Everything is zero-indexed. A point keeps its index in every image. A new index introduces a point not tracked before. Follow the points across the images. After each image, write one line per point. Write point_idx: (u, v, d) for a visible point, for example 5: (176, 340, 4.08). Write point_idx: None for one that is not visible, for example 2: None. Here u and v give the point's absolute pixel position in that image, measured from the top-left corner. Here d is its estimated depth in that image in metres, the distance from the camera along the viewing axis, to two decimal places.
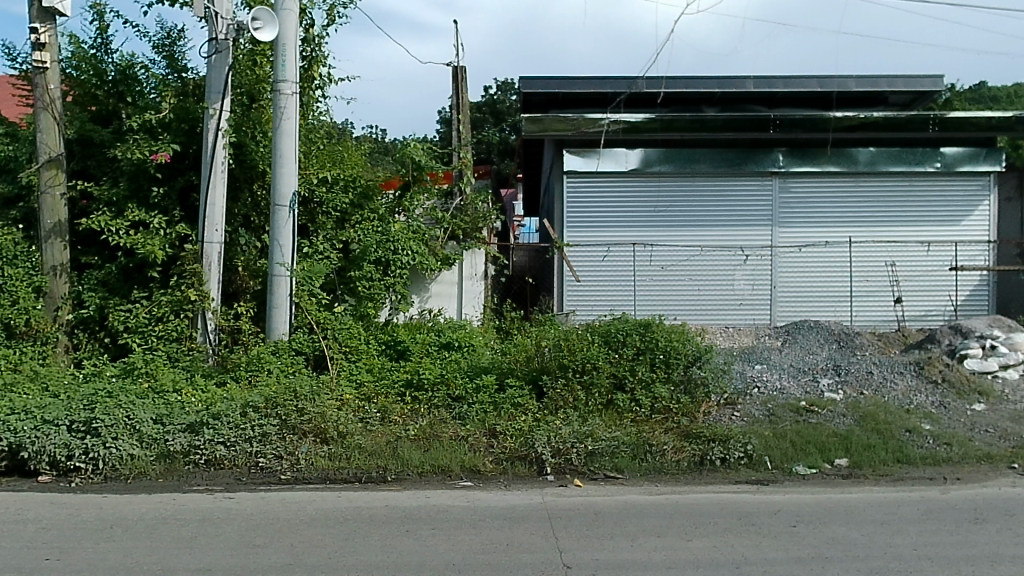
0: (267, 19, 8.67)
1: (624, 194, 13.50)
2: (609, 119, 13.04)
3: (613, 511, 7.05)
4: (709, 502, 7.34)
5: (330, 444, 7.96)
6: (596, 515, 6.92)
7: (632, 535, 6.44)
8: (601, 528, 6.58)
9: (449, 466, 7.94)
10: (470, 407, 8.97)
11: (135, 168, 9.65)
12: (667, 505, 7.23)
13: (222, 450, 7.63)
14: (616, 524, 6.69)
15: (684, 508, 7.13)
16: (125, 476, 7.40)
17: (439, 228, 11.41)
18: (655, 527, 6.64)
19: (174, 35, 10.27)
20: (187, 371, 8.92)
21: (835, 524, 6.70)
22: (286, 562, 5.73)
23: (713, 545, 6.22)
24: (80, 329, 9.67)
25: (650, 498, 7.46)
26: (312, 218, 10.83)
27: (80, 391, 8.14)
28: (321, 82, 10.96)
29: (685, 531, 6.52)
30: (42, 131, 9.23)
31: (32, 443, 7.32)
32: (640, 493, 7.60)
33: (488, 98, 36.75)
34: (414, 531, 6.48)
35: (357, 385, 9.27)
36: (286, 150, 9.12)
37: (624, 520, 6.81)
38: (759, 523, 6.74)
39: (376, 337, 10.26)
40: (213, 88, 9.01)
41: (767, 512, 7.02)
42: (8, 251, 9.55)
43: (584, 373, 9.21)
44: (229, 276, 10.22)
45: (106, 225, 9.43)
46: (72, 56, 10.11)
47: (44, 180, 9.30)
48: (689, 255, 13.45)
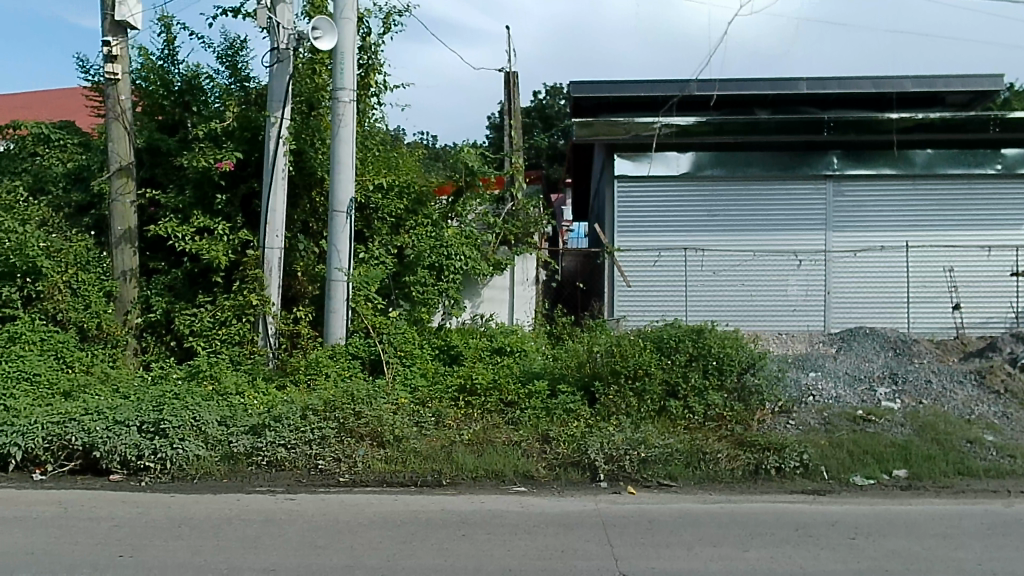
0: (326, 29, 8.82)
1: (676, 199, 13.38)
2: (661, 123, 12.95)
3: (669, 519, 6.98)
4: (765, 511, 7.22)
5: (386, 448, 8.04)
6: (651, 523, 6.86)
7: (687, 543, 6.37)
8: (656, 536, 6.52)
9: (504, 471, 7.96)
10: (523, 412, 9.02)
11: (200, 177, 9.89)
12: (723, 514, 7.13)
13: (283, 451, 7.79)
14: (672, 532, 6.63)
15: (741, 519, 7.01)
16: (192, 476, 7.56)
17: (491, 233, 11.40)
18: (710, 536, 6.55)
19: (238, 46, 10.48)
20: (249, 374, 9.11)
21: (895, 536, 6.53)
22: (347, 563, 5.81)
23: (770, 555, 6.13)
24: (148, 333, 9.93)
25: (704, 506, 7.37)
26: (368, 224, 10.92)
27: (149, 393, 8.38)
28: (376, 90, 11.06)
29: (742, 542, 6.42)
30: (113, 141, 9.49)
31: (105, 443, 7.52)
32: (696, 501, 7.51)
33: (538, 103, 36.86)
34: (469, 535, 6.52)
35: (412, 390, 9.30)
36: (344, 157, 9.26)
37: (679, 529, 6.74)
38: (817, 534, 6.61)
39: (430, 342, 10.25)
40: (274, 97, 9.16)
41: (825, 523, 6.89)
42: (81, 257, 9.76)
43: (636, 380, 9.15)
44: (288, 281, 10.34)
45: (174, 231, 9.66)
46: (141, 67, 10.39)
47: (115, 188, 9.57)
48: (741, 260, 13.27)
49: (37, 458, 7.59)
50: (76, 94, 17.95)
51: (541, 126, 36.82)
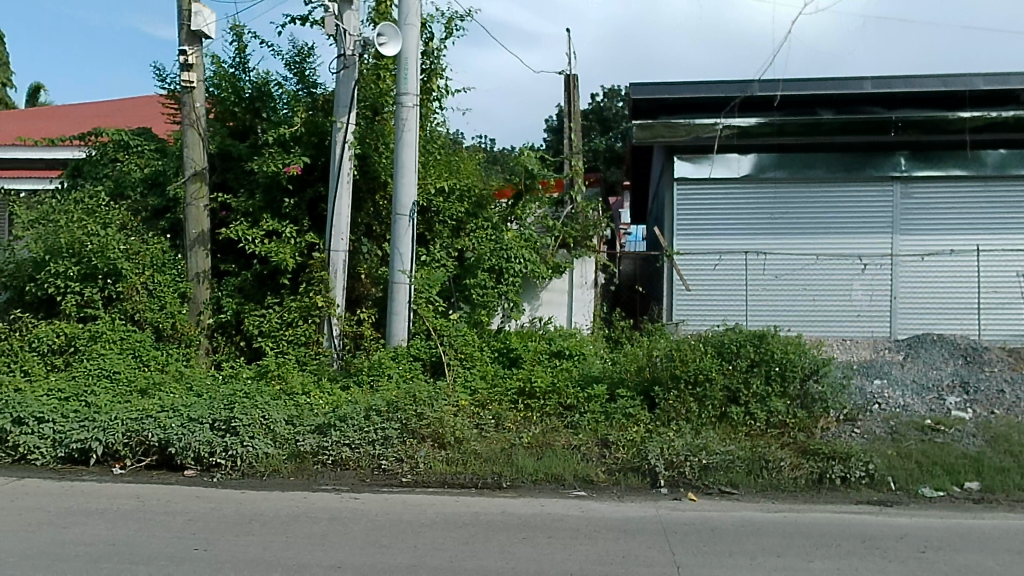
0: (392, 35, 8.96)
1: (737, 201, 13.15)
2: (723, 124, 12.87)
3: (730, 528, 6.86)
4: (830, 522, 7.04)
5: (447, 449, 8.10)
6: (713, 531, 6.75)
7: (749, 552, 6.26)
8: (719, 545, 6.42)
9: (563, 475, 7.95)
10: (582, 416, 8.99)
11: (268, 181, 10.12)
12: (787, 524, 6.97)
13: (347, 451, 7.93)
14: (734, 541, 6.52)
15: (806, 528, 6.85)
16: (261, 473, 7.75)
17: (551, 236, 11.30)
18: (774, 546, 6.41)
19: (305, 53, 10.71)
20: (315, 375, 9.29)
21: (967, 551, 6.29)
22: (411, 562, 5.87)
23: (835, 566, 5.96)
24: (219, 333, 10.18)
25: (766, 515, 7.22)
26: (429, 227, 10.99)
27: (221, 391, 8.63)
28: (438, 94, 11.16)
29: (806, 552, 6.26)
30: (188, 147, 9.79)
31: (180, 439, 7.77)
32: (758, 510, 7.37)
33: (595, 105, 36.77)
34: (530, 538, 6.52)
35: (472, 392, 9.34)
36: (406, 160, 9.38)
37: (742, 537, 6.62)
38: (884, 546, 6.40)
39: (488, 345, 10.28)
40: (340, 102, 9.35)
41: (893, 536, 6.66)
42: (158, 259, 10.09)
43: (697, 385, 9.01)
44: (352, 283, 10.51)
45: (244, 233, 9.92)
46: (215, 75, 10.69)
47: (190, 193, 9.85)
48: (803, 263, 12.95)
49: (117, 453, 7.88)
50: (152, 102, 18.63)
51: (599, 128, 36.74)
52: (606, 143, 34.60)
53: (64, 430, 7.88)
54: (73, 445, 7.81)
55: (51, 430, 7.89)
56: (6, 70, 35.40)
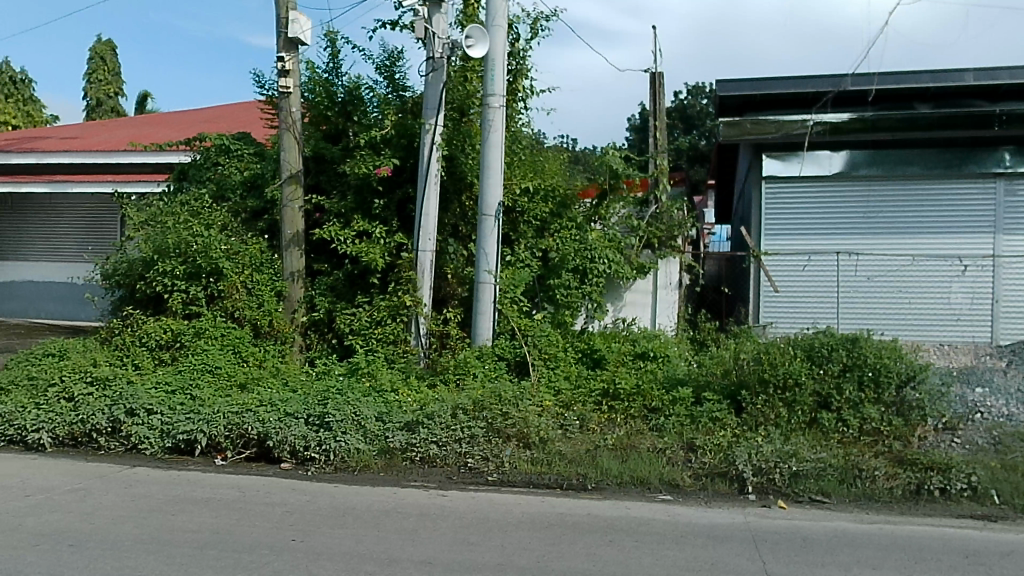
0: (479, 37, 9.04)
1: (828, 200, 12.69)
2: (814, 119, 12.43)
3: (823, 538, 6.61)
4: (930, 536, 6.69)
5: (532, 449, 8.12)
6: (805, 541, 6.52)
7: (844, 563, 6.03)
8: (811, 555, 6.20)
9: (648, 478, 7.85)
10: (668, 419, 8.85)
11: (359, 183, 10.40)
12: (883, 536, 6.67)
13: (435, 449, 8.03)
14: (828, 551, 6.29)
15: (903, 541, 6.55)
16: (353, 468, 7.92)
17: (635, 236, 11.26)
18: (870, 558, 6.14)
19: (395, 56, 10.88)
20: (403, 372, 9.46)
21: None
22: (498, 561, 5.89)
23: None
24: (312, 331, 10.51)
25: (861, 526, 6.93)
26: (514, 227, 10.97)
27: (314, 388, 8.89)
28: (524, 95, 11.19)
29: (904, 566, 5.99)
30: (285, 150, 10.10)
31: (277, 433, 8.04)
32: (852, 520, 7.08)
33: (678, 103, 36.27)
34: (616, 541, 6.45)
35: (556, 393, 9.32)
36: (493, 161, 9.45)
37: (836, 548, 6.37)
38: (990, 563, 6.05)
39: (573, 345, 10.26)
40: (428, 104, 9.48)
41: (999, 553, 6.29)
42: (256, 259, 10.49)
43: (786, 390, 8.72)
44: (438, 283, 10.64)
45: (336, 234, 10.20)
46: (309, 81, 11.00)
47: (286, 195, 10.16)
48: (899, 264, 12.38)
49: (219, 445, 8.21)
50: (251, 108, 19.38)
51: (682, 127, 36.24)
52: (689, 142, 33.97)
53: (171, 422, 8.26)
54: (180, 436, 8.17)
55: (159, 421, 8.28)
56: (117, 79, 37.37)
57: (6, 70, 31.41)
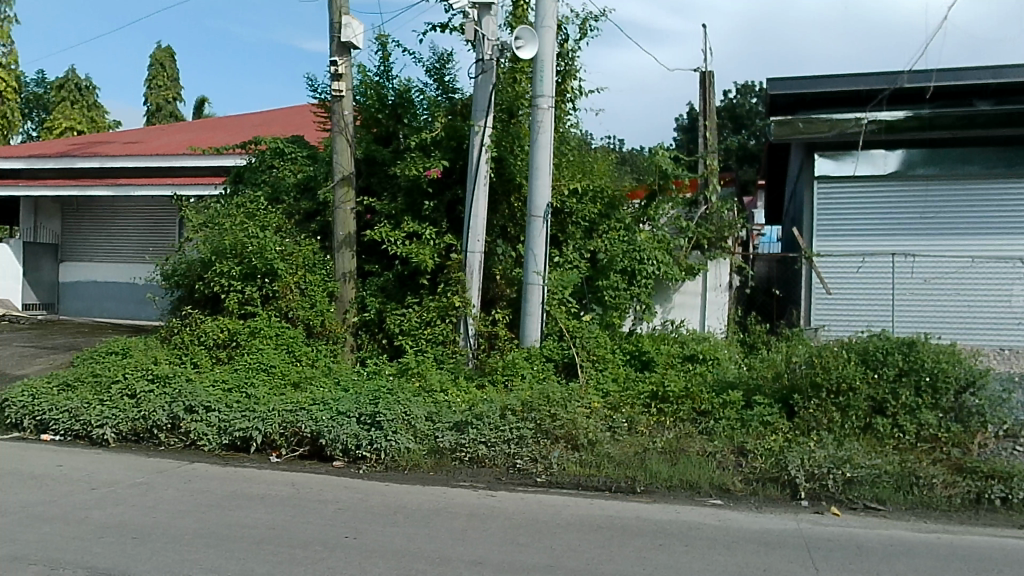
0: (528, 37, 9.12)
1: (884, 200, 12.37)
2: (869, 118, 12.07)
3: (879, 546, 6.45)
4: (992, 546, 6.47)
5: (581, 451, 8.10)
6: (860, 549, 6.37)
7: (901, 572, 5.88)
8: (866, 563, 6.05)
9: (698, 482, 7.75)
10: (717, 422, 8.72)
11: (410, 185, 10.48)
12: (942, 546, 6.48)
13: (483, 449, 8.06)
14: (885, 560, 6.13)
15: (963, 551, 6.34)
16: (403, 467, 8.00)
17: (684, 237, 11.13)
18: (928, 568, 5.97)
19: (445, 59, 10.95)
20: (452, 373, 9.53)
21: None
22: (548, 563, 5.88)
23: None
24: (363, 331, 10.63)
25: (918, 535, 6.73)
26: (562, 228, 10.97)
27: (365, 387, 9.00)
28: (572, 95, 11.16)
29: None
30: (337, 153, 10.24)
31: (329, 432, 8.16)
32: (909, 529, 6.89)
33: (727, 102, 35.87)
34: (666, 545, 6.39)
35: (604, 395, 9.28)
36: (541, 162, 9.44)
37: (893, 557, 6.21)
38: None
39: (621, 347, 10.21)
40: (478, 106, 9.52)
41: None
42: (309, 260, 10.68)
43: (839, 395, 8.51)
44: (487, 284, 10.69)
45: (387, 235, 10.32)
46: (361, 84, 11.16)
47: (338, 197, 10.31)
48: (957, 267, 12.02)
49: (274, 443, 8.37)
50: (305, 111, 19.74)
51: (731, 127, 35.86)
52: (737, 142, 33.51)
53: (228, 419, 8.45)
54: (236, 433, 8.35)
55: (217, 419, 8.47)
56: (176, 85, 38.45)
57: (72, 77, 32.56)
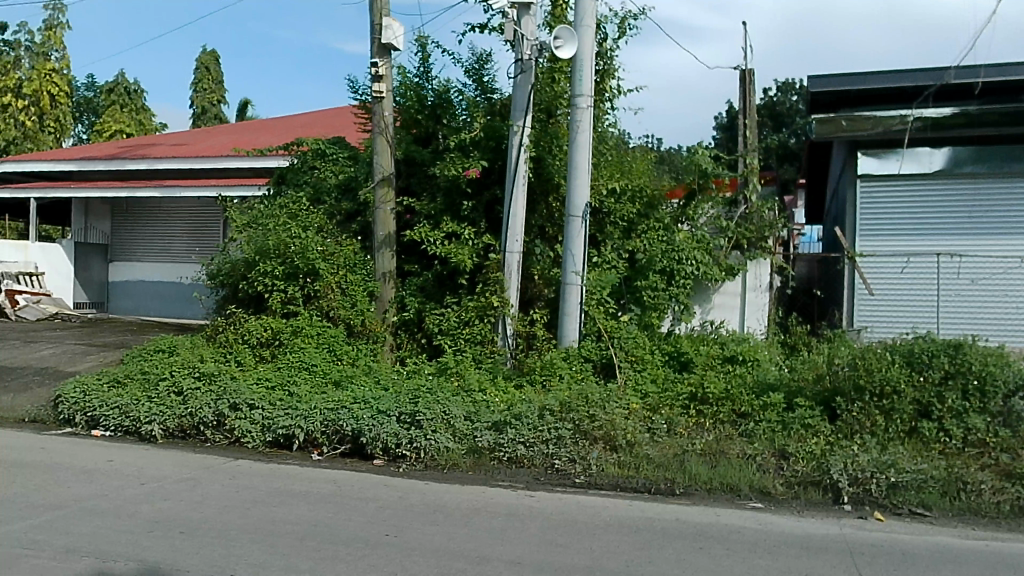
0: (567, 37, 9.06)
1: (930, 199, 12.10)
2: (915, 114, 11.75)
3: (925, 552, 6.31)
4: None
5: (619, 452, 8.06)
6: (906, 555, 6.23)
7: None
8: (912, 569, 5.93)
9: (739, 485, 7.66)
10: (757, 425, 8.60)
11: (449, 185, 10.55)
12: (991, 553, 6.31)
13: (522, 449, 8.08)
14: (931, 566, 6.00)
15: (1014, 559, 6.17)
16: (442, 466, 8.05)
17: (723, 237, 11.03)
18: None
19: (485, 59, 10.98)
20: (490, 373, 9.56)
21: None
22: (587, 564, 5.86)
23: None
24: (402, 330, 10.72)
25: (966, 542, 6.56)
26: (600, 228, 10.92)
27: (405, 386, 9.08)
28: (611, 95, 11.11)
29: None
30: (378, 154, 10.33)
31: (370, 430, 8.25)
32: (956, 536, 6.72)
33: (768, 100, 35.48)
34: (706, 548, 6.32)
35: (643, 396, 9.22)
36: (579, 161, 9.42)
37: (941, 564, 6.06)
38: None
39: (659, 348, 10.14)
40: (517, 106, 9.52)
41: None
42: (350, 259, 10.79)
43: (883, 398, 8.34)
44: (525, 284, 10.70)
45: (426, 235, 10.39)
46: (400, 85, 11.23)
47: (378, 198, 10.41)
48: (1007, 267, 11.70)
49: (316, 440, 8.48)
50: (345, 112, 20.04)
51: (771, 125, 35.50)
52: (777, 140, 33.07)
53: (271, 417, 8.59)
54: (279, 431, 8.49)
55: (260, 416, 8.62)
56: (220, 88, 39.19)
57: (121, 81, 33.42)
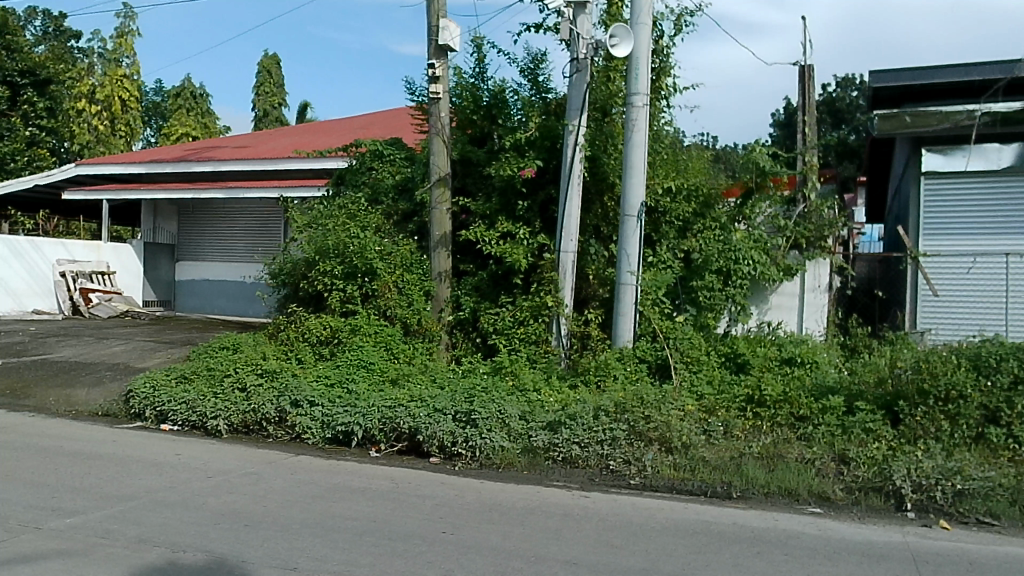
0: (623, 35, 9.00)
1: (998, 197, 11.64)
2: (982, 110, 11.51)
3: (994, 562, 6.10)
4: None
5: (674, 454, 7.99)
6: (974, 565, 6.03)
7: None
8: None
9: (797, 490, 7.51)
10: (817, 428, 8.41)
11: (504, 185, 10.59)
12: None
13: (577, 449, 8.07)
14: None
15: None
16: (497, 465, 8.11)
17: (781, 236, 10.81)
18: None
19: (540, 59, 10.98)
20: (544, 372, 9.58)
21: None
22: (644, 566, 5.82)
23: None
24: (457, 330, 10.81)
25: None
26: (656, 228, 10.83)
27: (460, 385, 9.14)
28: (667, 92, 10.99)
29: None
30: (434, 154, 10.43)
31: (426, 428, 8.35)
32: None
33: (827, 96, 34.84)
34: (765, 553, 6.21)
35: (699, 398, 9.10)
36: (635, 161, 9.36)
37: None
38: None
39: (715, 349, 9.98)
40: (572, 105, 9.49)
41: None
42: (406, 259, 10.92)
43: (948, 403, 8.09)
44: (581, 284, 10.67)
45: (482, 235, 10.47)
46: (456, 86, 11.32)
47: (435, 198, 10.50)
48: None
49: (373, 438, 8.62)
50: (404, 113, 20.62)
51: (830, 121, 34.82)
52: (837, 136, 32.26)
53: (331, 414, 8.75)
54: (339, 428, 8.65)
55: (320, 413, 8.80)
56: (281, 91, 40.04)
57: (188, 86, 34.47)
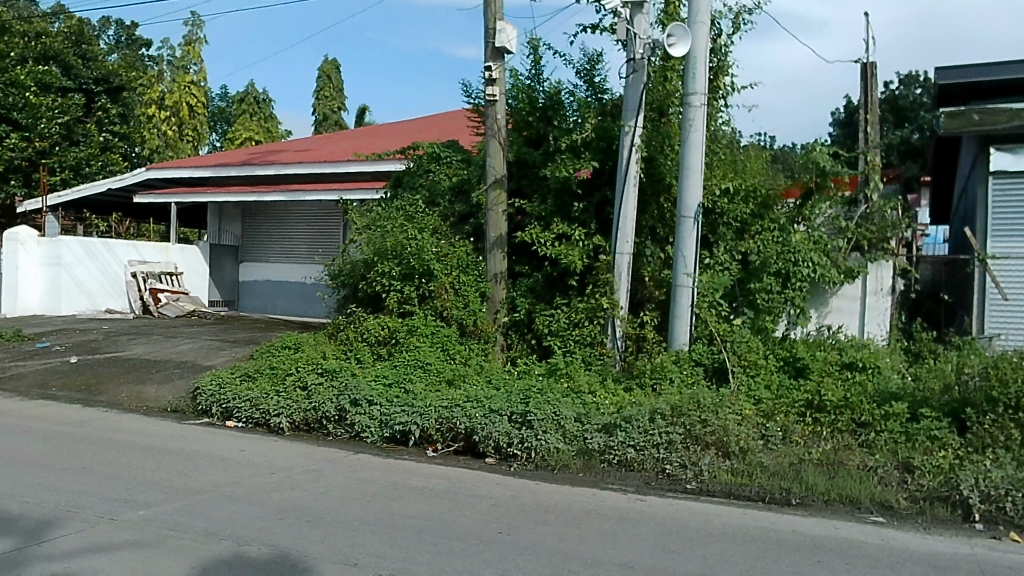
0: (680, 35, 8.96)
1: None
2: None
3: None
4: None
5: (732, 459, 7.89)
6: None
7: None
8: None
9: (859, 498, 7.33)
10: (879, 435, 8.21)
11: (560, 187, 10.58)
12: None
13: (632, 452, 8.03)
14: None
15: None
16: (553, 466, 8.12)
17: (842, 238, 10.60)
18: None
19: (596, 60, 10.94)
20: (600, 375, 9.58)
21: None
22: (701, 572, 5.76)
23: None
24: (513, 331, 10.84)
25: None
26: (713, 229, 10.77)
27: (516, 386, 9.18)
28: (725, 92, 10.86)
29: None
30: (490, 156, 10.48)
31: (482, 428, 8.41)
32: None
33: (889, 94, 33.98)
34: (826, 562, 6.08)
35: (756, 402, 8.96)
36: (692, 161, 9.26)
37: None
38: None
39: (773, 353, 9.77)
40: (628, 106, 9.44)
41: None
42: (462, 261, 11.04)
43: (1019, 411, 7.77)
44: (637, 286, 10.57)
45: (538, 236, 10.52)
46: (512, 87, 11.35)
47: (491, 199, 10.55)
48: None
49: (430, 437, 8.72)
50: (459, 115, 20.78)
51: (892, 120, 33.91)
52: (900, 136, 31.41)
53: (389, 412, 8.88)
54: (397, 427, 8.77)
55: (378, 412, 8.93)
56: (339, 95, 40.77)
57: (252, 91, 35.38)
